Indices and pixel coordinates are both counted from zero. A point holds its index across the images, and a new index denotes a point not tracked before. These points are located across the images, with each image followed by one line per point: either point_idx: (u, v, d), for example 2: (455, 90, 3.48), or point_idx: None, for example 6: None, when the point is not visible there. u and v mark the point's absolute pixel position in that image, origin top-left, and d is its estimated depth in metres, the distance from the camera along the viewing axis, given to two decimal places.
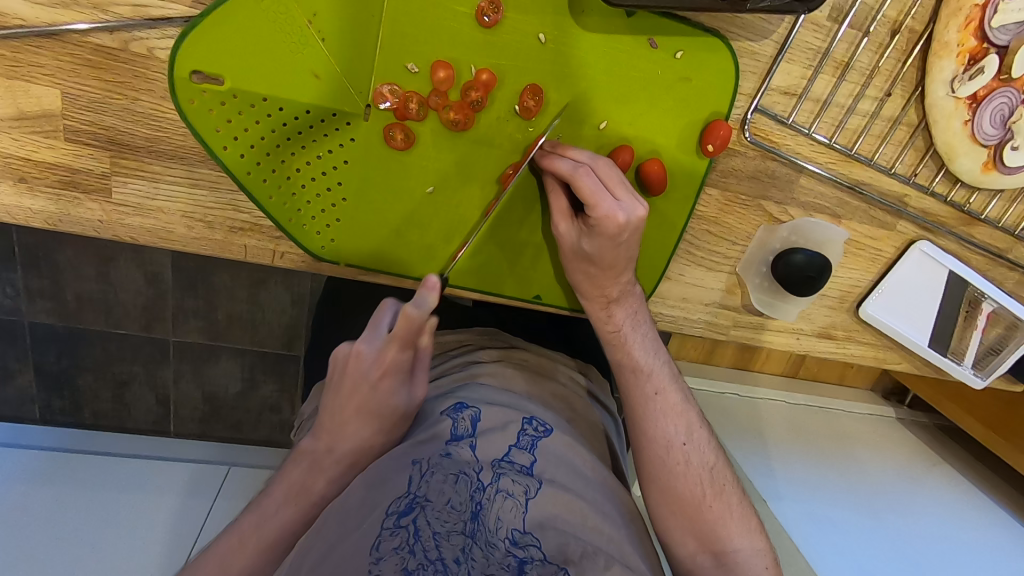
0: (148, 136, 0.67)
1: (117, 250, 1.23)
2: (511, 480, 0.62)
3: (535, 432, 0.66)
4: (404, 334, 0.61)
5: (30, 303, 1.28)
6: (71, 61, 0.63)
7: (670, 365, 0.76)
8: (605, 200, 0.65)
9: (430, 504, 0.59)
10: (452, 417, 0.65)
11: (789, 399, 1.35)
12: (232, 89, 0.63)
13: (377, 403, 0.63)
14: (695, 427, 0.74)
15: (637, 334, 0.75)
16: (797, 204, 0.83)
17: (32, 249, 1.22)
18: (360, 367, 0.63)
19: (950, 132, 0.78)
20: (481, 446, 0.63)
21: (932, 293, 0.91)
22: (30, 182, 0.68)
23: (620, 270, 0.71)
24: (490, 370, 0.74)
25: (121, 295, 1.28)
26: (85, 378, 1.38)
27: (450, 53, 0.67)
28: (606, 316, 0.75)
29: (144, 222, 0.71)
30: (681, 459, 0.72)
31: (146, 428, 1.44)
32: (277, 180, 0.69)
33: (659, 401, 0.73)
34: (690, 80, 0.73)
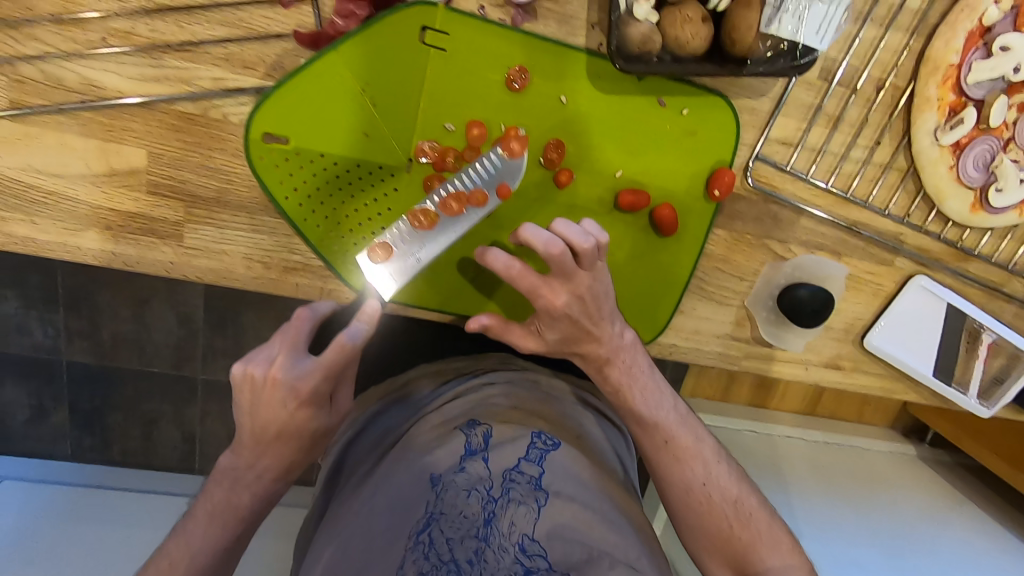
0: (218, 188, 0.77)
1: (152, 293, 1.32)
2: (520, 491, 0.67)
3: (544, 445, 0.72)
4: (332, 364, 0.63)
5: (68, 343, 1.36)
6: (158, 126, 0.73)
7: (678, 408, 0.77)
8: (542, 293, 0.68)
9: (444, 515, 0.64)
10: (467, 433, 0.72)
11: (805, 435, 1.37)
12: (295, 147, 0.73)
13: (294, 426, 0.64)
14: (712, 463, 0.75)
15: (641, 383, 0.76)
16: (799, 243, 0.90)
17: (74, 292, 1.32)
18: (276, 395, 0.62)
19: (937, 176, 0.85)
20: (493, 461, 0.69)
21: (933, 325, 0.96)
22: (114, 229, 0.77)
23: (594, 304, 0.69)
24: (501, 394, 0.80)
25: (154, 335, 1.36)
26: (115, 416, 1.44)
27: (482, 114, 0.77)
28: (602, 377, 0.76)
29: (209, 263, 0.80)
30: (702, 496, 0.74)
31: (173, 465, 1.49)
32: (329, 226, 0.78)
33: (670, 448, 0.75)
34: (696, 133, 0.82)
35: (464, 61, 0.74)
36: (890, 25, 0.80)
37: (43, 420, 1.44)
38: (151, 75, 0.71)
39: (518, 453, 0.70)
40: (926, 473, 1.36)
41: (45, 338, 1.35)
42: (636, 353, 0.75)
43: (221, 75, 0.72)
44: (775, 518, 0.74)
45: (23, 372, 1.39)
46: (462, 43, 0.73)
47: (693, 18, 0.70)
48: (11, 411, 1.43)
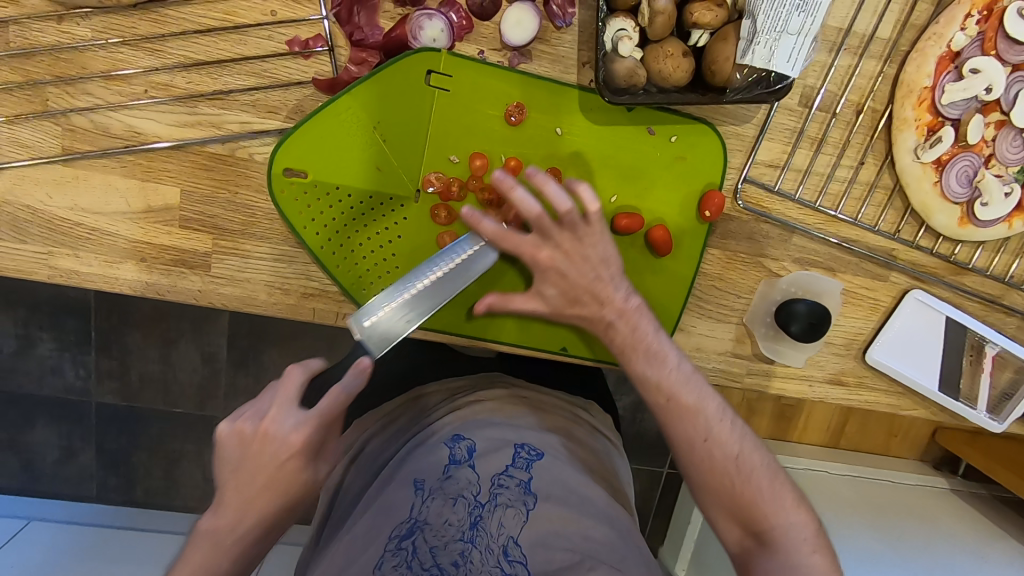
0: (243, 221, 0.84)
1: (179, 332, 1.40)
2: (507, 495, 0.72)
3: (529, 455, 0.77)
4: (329, 412, 0.66)
5: (98, 384, 1.43)
6: (191, 166, 0.81)
7: (682, 366, 0.75)
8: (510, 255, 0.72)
9: (429, 524, 0.70)
10: (452, 446, 0.77)
11: (823, 467, 1.38)
12: (313, 181, 0.79)
13: (285, 480, 0.65)
14: (716, 421, 0.73)
15: (646, 333, 0.76)
16: (792, 260, 0.94)
17: (106, 334, 1.40)
18: (274, 442, 0.65)
19: (923, 192, 0.89)
20: (478, 468, 0.74)
21: (934, 338, 0.97)
22: (149, 261, 0.84)
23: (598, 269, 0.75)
24: (491, 405, 0.85)
25: (179, 374, 1.43)
26: (140, 456, 1.49)
27: (483, 146, 0.83)
28: (606, 333, 0.77)
29: (233, 291, 0.86)
30: (705, 453, 0.73)
31: (192, 505, 1.53)
32: (344, 253, 0.84)
33: (671, 407, 0.74)
34: (686, 158, 0.87)
35: (466, 99, 0.81)
36: (862, 54, 0.86)
37: (70, 460, 1.49)
38: (185, 122, 0.79)
39: (501, 467, 0.75)
40: (949, 500, 1.36)
41: (76, 378, 1.43)
42: (641, 316, 0.76)
43: (248, 119, 0.80)
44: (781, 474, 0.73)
45: (53, 414, 1.45)
46: (463, 83, 0.81)
47: (673, 52, 0.76)
48: (39, 452, 1.48)
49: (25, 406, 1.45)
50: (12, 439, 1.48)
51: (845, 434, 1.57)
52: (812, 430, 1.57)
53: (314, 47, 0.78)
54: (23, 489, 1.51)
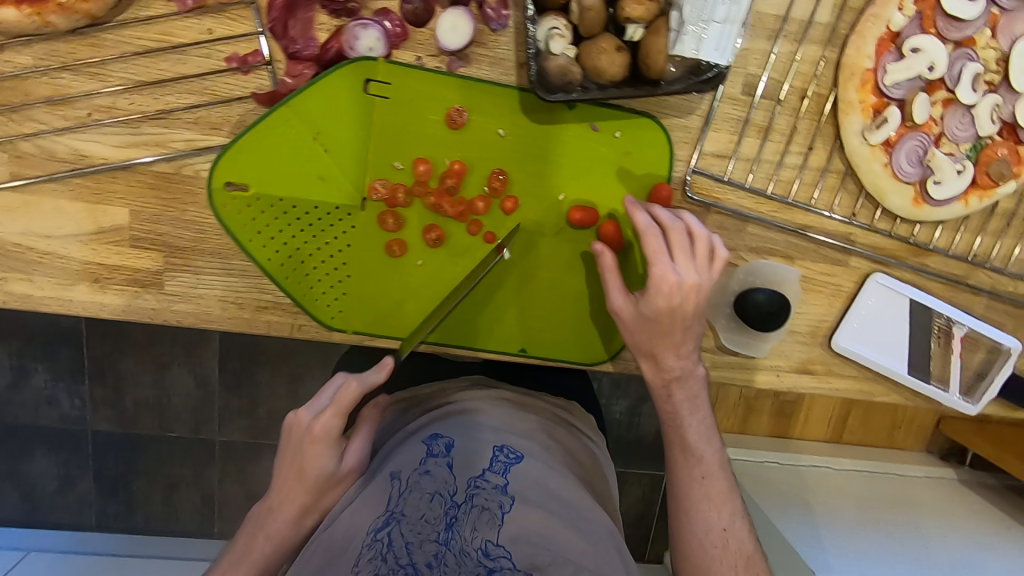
0: (193, 237, 0.85)
1: (171, 356, 1.40)
2: (485, 497, 0.69)
3: (507, 458, 0.74)
4: (343, 404, 0.74)
5: (94, 412, 1.43)
6: (137, 186, 0.82)
7: (721, 454, 0.78)
8: (662, 261, 0.75)
9: (405, 517, 0.68)
10: (429, 443, 0.75)
11: (831, 463, 1.45)
12: (255, 193, 0.80)
13: (308, 465, 0.74)
14: (716, 468, 0.77)
15: (694, 419, 0.78)
16: (749, 249, 0.93)
17: (100, 361, 1.40)
18: (299, 433, 0.75)
19: (874, 174, 0.88)
20: (454, 466, 0.72)
21: (899, 322, 0.96)
22: (102, 281, 0.85)
23: (679, 336, 0.76)
24: (471, 405, 0.83)
25: (174, 398, 1.43)
26: (139, 481, 1.50)
27: (427, 151, 0.84)
28: (666, 395, 0.79)
29: (188, 307, 0.87)
30: (719, 542, 0.74)
31: (191, 529, 1.53)
32: (293, 264, 0.84)
33: (705, 485, 0.76)
34: (632, 153, 0.87)
35: (405, 104, 0.82)
36: (803, 40, 0.85)
37: (70, 489, 1.50)
38: (129, 142, 0.81)
39: (478, 468, 0.72)
40: (955, 505, 1.37)
41: (72, 407, 1.42)
42: (700, 386, 0.79)
43: (192, 136, 0.81)
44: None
45: (50, 444, 1.45)
46: (402, 90, 0.81)
47: (607, 48, 0.76)
48: (39, 482, 1.49)
49: (22, 437, 1.45)
50: (12, 469, 1.48)
51: (847, 429, 1.55)
52: (814, 423, 1.54)
53: (252, 62, 0.79)
54: (25, 520, 1.52)
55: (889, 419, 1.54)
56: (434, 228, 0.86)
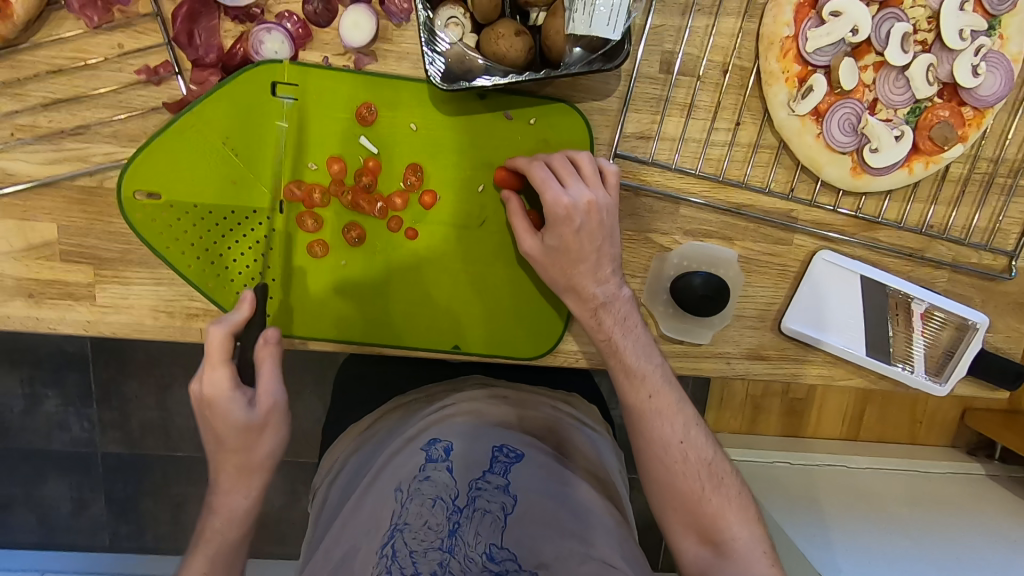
0: (120, 249, 0.86)
1: (173, 377, 1.40)
2: (486, 501, 0.70)
3: (507, 458, 0.75)
4: (214, 350, 0.65)
5: (102, 435, 1.43)
6: (62, 201, 0.84)
7: (664, 368, 0.78)
8: (553, 186, 0.75)
9: (408, 526, 0.67)
10: (427, 449, 0.75)
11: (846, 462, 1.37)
12: (169, 201, 0.81)
13: (222, 425, 0.67)
14: (662, 385, 0.77)
15: (628, 340, 0.78)
16: (683, 232, 0.90)
17: (106, 385, 1.40)
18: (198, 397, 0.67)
19: (806, 146, 0.84)
20: (455, 470, 0.72)
21: (853, 301, 0.91)
22: (37, 296, 0.87)
23: (589, 259, 0.76)
24: (468, 408, 0.83)
25: (177, 419, 1.43)
26: (148, 502, 1.47)
27: (340, 150, 0.83)
28: (595, 324, 0.78)
29: (121, 318, 0.88)
30: (679, 457, 0.75)
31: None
32: (215, 270, 0.84)
33: (654, 403, 0.76)
34: (549, 140, 0.85)
35: (314, 104, 0.82)
36: (718, 13, 0.83)
37: (82, 512, 1.48)
38: (51, 159, 0.83)
39: (480, 470, 0.73)
40: (985, 501, 1.27)
41: (82, 431, 1.42)
42: (630, 305, 0.79)
43: (111, 149, 0.83)
44: (745, 502, 0.75)
45: (63, 467, 1.44)
46: (309, 90, 0.81)
47: (506, 33, 0.75)
48: (53, 505, 1.47)
49: (37, 462, 1.44)
50: (27, 494, 1.46)
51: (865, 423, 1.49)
52: (826, 419, 1.48)
53: (163, 73, 0.80)
54: (40, 544, 1.49)
55: (908, 412, 1.48)
56: (354, 226, 0.85)
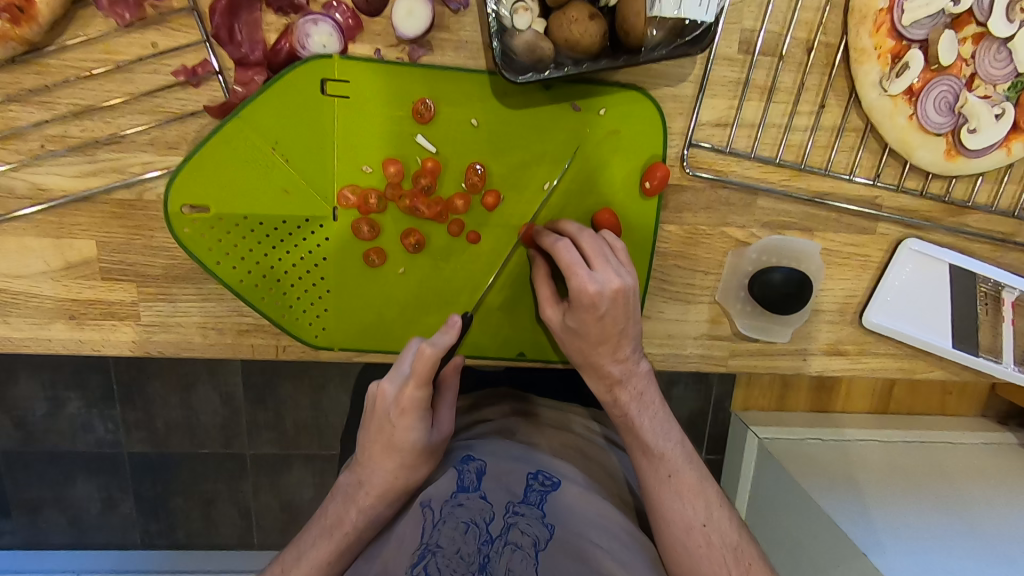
0: (165, 265, 0.81)
1: (195, 374, 1.27)
2: (520, 532, 0.65)
3: (542, 486, 0.69)
4: (422, 373, 0.63)
5: (126, 435, 1.31)
6: (101, 216, 0.78)
7: (684, 445, 0.75)
8: (580, 271, 0.68)
9: (441, 549, 0.63)
10: (460, 469, 0.70)
11: (880, 437, 1.20)
12: (217, 213, 0.76)
13: (398, 439, 0.66)
14: (682, 462, 0.73)
15: (646, 416, 0.74)
16: (760, 225, 0.84)
17: (127, 385, 1.27)
18: (383, 408, 0.66)
19: (897, 129, 0.78)
20: (489, 495, 0.67)
21: (940, 291, 0.86)
22: (79, 318, 0.82)
23: (614, 342, 0.71)
24: (498, 428, 0.79)
25: (202, 417, 1.30)
26: (178, 498, 1.37)
27: (397, 152, 0.78)
28: (611, 400, 0.75)
29: (168, 337, 0.83)
30: (702, 540, 0.71)
31: (234, 543, 1.42)
32: (268, 284, 0.80)
33: (673, 483, 0.72)
34: (620, 131, 0.79)
35: (367, 103, 0.76)
36: None
37: (112, 511, 1.38)
38: (86, 172, 0.77)
39: (515, 495, 0.68)
40: None
41: (106, 432, 1.30)
42: (648, 381, 0.75)
43: (150, 159, 0.77)
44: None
45: (90, 468, 1.33)
46: (362, 87, 0.75)
47: (579, 17, 0.68)
48: (83, 506, 1.37)
49: (63, 464, 1.33)
50: (56, 497, 1.36)
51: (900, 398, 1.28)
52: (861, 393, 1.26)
53: (202, 73, 0.74)
54: (74, 544, 1.40)
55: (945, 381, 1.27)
56: (412, 233, 0.80)
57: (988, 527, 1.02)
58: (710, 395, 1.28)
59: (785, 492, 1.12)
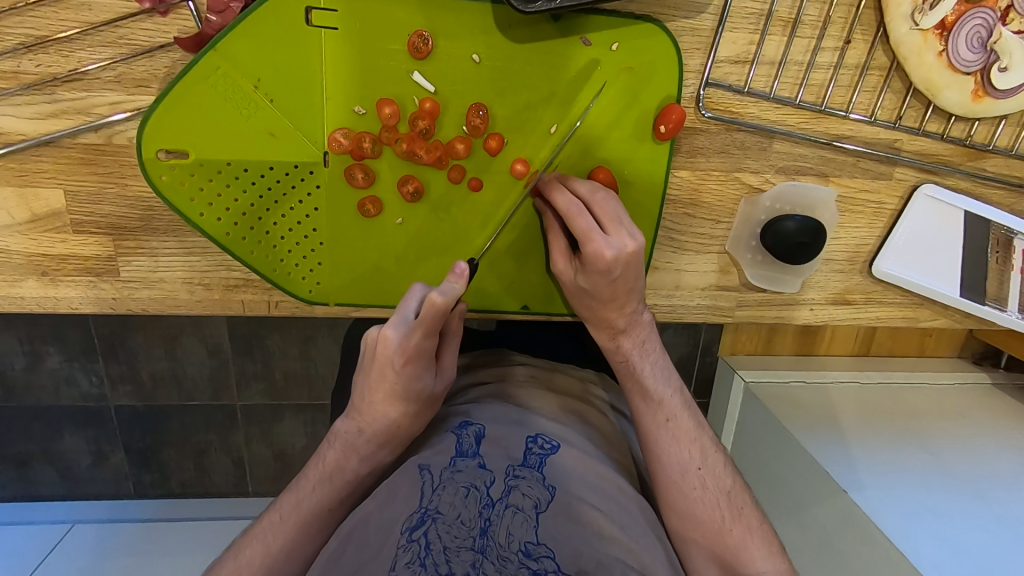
0: (142, 216, 0.74)
1: (179, 326, 1.22)
2: (521, 495, 0.59)
3: (542, 449, 0.64)
4: (431, 321, 0.61)
5: (112, 388, 1.27)
6: (67, 163, 0.71)
7: (682, 393, 0.72)
8: (596, 237, 0.65)
9: (441, 516, 0.56)
10: (459, 434, 0.65)
11: (860, 378, 1.20)
12: (198, 160, 0.70)
13: (403, 387, 0.62)
14: (679, 409, 0.71)
15: (647, 363, 0.72)
16: (776, 170, 0.80)
17: (109, 338, 1.22)
18: (386, 353, 0.61)
19: (925, 67, 0.74)
20: (489, 460, 0.61)
21: (951, 239, 0.84)
22: (51, 274, 0.76)
23: (623, 301, 0.69)
24: (496, 388, 0.74)
25: (189, 369, 1.26)
26: (170, 450, 1.36)
27: (392, 91, 0.72)
28: (614, 346, 0.73)
29: (151, 294, 0.78)
30: (697, 483, 0.67)
31: (228, 490, 1.41)
32: (256, 237, 0.75)
33: (671, 428, 0.69)
34: (632, 68, 0.74)
35: (359, 36, 0.69)
36: None
37: (104, 463, 1.36)
38: (46, 113, 0.69)
39: (514, 458, 0.62)
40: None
41: (91, 385, 1.26)
42: (650, 331, 0.73)
43: (117, 99, 0.69)
44: (768, 537, 0.67)
45: (76, 421, 1.30)
46: (353, 17, 0.68)
47: None
48: (73, 458, 1.35)
49: (48, 417, 1.29)
50: (44, 450, 1.33)
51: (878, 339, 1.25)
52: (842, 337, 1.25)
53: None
54: (66, 496, 1.39)
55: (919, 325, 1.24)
56: (410, 180, 0.75)
57: (966, 462, 1.02)
58: (699, 339, 1.28)
59: (769, 433, 1.13)
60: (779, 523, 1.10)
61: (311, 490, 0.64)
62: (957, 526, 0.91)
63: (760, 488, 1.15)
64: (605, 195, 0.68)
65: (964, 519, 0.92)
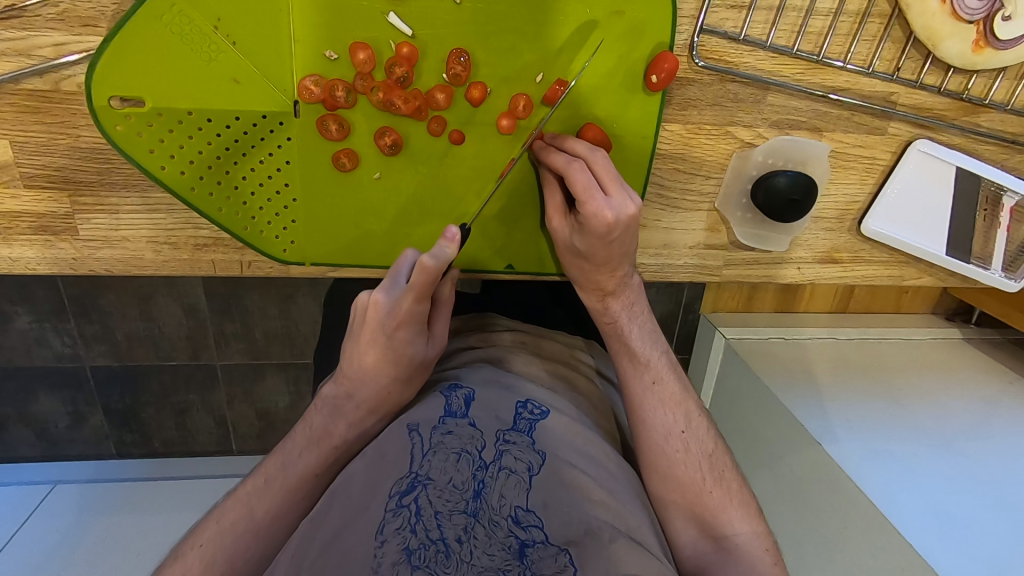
0: (98, 170, 0.69)
1: (152, 286, 1.18)
2: (513, 458, 0.57)
3: (532, 414, 0.62)
4: (422, 286, 0.60)
5: (86, 348, 1.23)
6: (11, 111, 0.66)
7: (669, 355, 0.72)
8: (596, 197, 0.62)
9: (432, 482, 0.54)
10: (448, 395, 0.63)
11: (836, 334, 1.21)
12: (155, 108, 0.65)
13: (394, 353, 0.61)
14: (665, 371, 0.70)
15: (634, 325, 0.71)
16: (769, 125, 0.78)
17: (79, 297, 1.17)
18: (376, 319, 0.60)
19: (927, 14, 0.71)
20: (480, 422, 0.60)
21: (940, 197, 0.83)
22: (4, 233, 0.71)
23: (616, 264, 0.67)
24: (484, 355, 0.72)
25: (164, 329, 1.23)
26: (150, 411, 1.33)
27: (367, 34, 0.67)
28: (602, 308, 0.71)
29: (114, 254, 0.73)
30: (680, 446, 0.67)
31: (212, 449, 1.40)
32: (224, 192, 0.70)
33: (657, 391, 0.69)
34: (623, 13, 0.69)
35: None
36: None
37: (82, 424, 1.33)
38: None
39: (504, 422, 0.60)
40: (1002, 374, 1.14)
41: (64, 346, 1.22)
42: (638, 293, 0.72)
43: (63, 39, 0.63)
44: (747, 500, 0.67)
45: (51, 382, 1.26)
46: None
47: None
48: (49, 420, 1.31)
49: (20, 379, 1.25)
50: (20, 412, 1.29)
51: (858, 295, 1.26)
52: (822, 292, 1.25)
53: None
54: (46, 457, 1.36)
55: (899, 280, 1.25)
56: (388, 132, 0.70)
57: (939, 420, 1.03)
58: (680, 298, 1.31)
59: (748, 388, 1.14)
60: (756, 474, 1.13)
61: (301, 445, 0.63)
62: (922, 472, 0.94)
63: (736, 441, 1.18)
64: (603, 154, 0.66)
65: (927, 466, 0.95)
